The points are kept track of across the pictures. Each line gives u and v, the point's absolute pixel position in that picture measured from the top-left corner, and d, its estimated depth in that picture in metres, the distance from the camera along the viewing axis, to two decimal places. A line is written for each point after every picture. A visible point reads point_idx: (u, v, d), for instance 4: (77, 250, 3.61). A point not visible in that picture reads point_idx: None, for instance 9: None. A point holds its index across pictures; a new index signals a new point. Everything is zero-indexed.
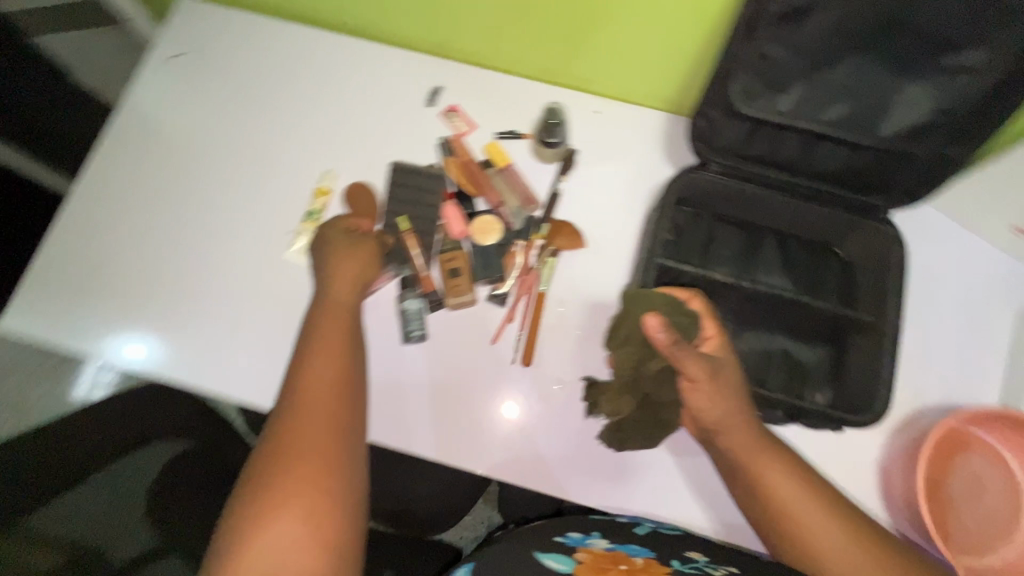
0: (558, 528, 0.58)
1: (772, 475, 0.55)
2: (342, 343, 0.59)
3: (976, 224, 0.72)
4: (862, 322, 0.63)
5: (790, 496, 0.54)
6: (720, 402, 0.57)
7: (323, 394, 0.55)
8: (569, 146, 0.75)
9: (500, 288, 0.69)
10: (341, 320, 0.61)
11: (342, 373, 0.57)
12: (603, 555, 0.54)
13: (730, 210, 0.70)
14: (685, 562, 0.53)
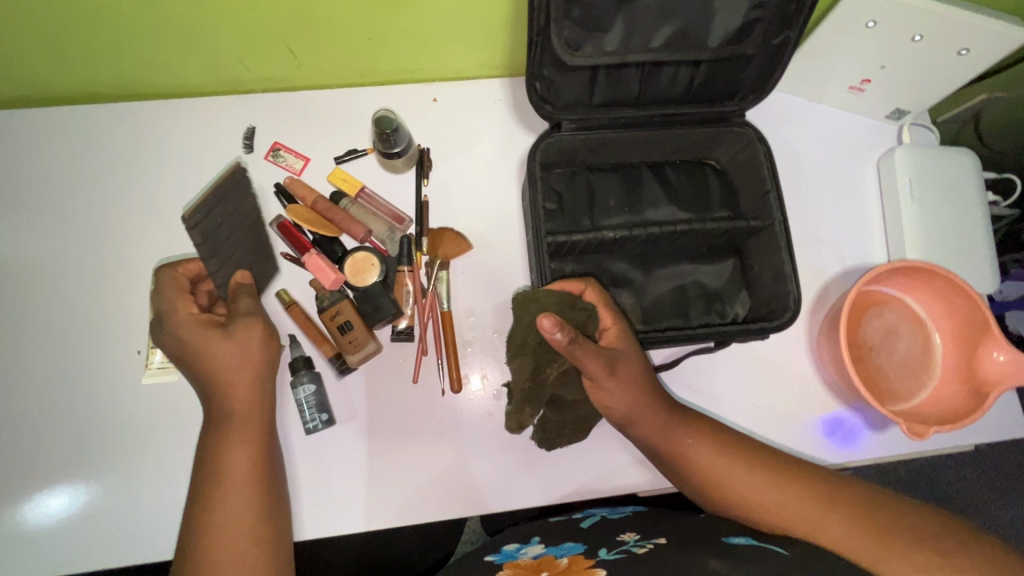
0: (491, 550, 0.60)
1: (685, 448, 0.56)
2: (258, 466, 0.52)
3: (820, 95, 0.74)
4: (755, 227, 0.64)
5: (711, 465, 0.55)
6: (622, 397, 0.56)
7: (242, 544, 0.49)
8: (417, 147, 0.68)
9: (401, 324, 0.63)
10: (256, 434, 0.53)
11: (260, 505, 0.51)
12: (526, 564, 0.54)
13: (601, 159, 0.68)
14: (611, 548, 0.54)
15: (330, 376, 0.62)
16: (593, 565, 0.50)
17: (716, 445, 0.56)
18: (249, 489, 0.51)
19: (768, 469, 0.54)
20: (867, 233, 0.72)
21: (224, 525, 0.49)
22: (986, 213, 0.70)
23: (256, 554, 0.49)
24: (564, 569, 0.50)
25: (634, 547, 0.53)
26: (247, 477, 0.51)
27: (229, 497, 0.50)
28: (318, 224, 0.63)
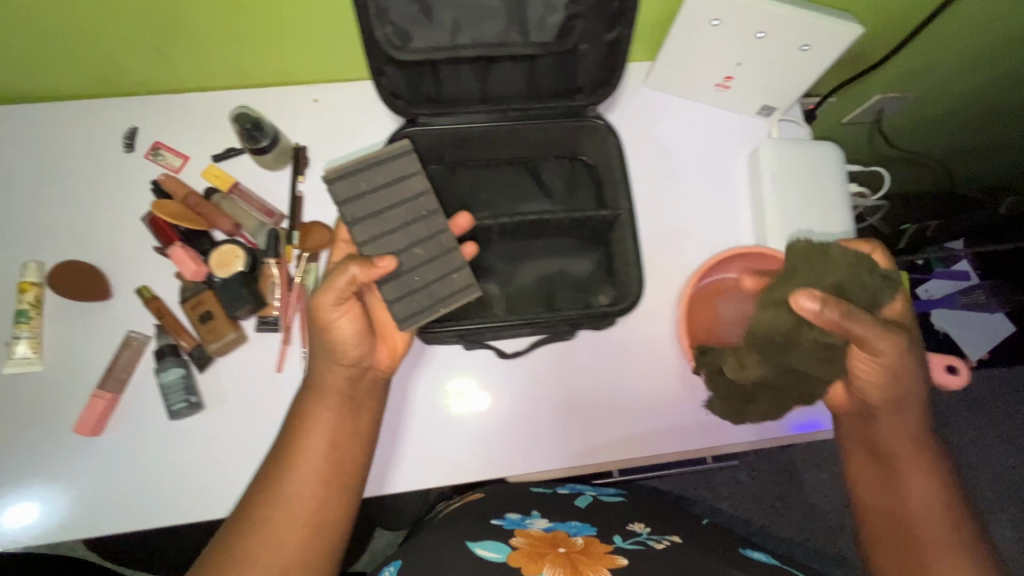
0: (495, 514, 0.63)
1: (910, 482, 0.56)
2: (331, 444, 0.54)
3: (691, 92, 0.76)
4: (610, 219, 0.65)
5: (919, 511, 0.54)
6: (881, 381, 0.56)
7: (298, 527, 0.51)
8: (293, 145, 0.70)
9: (268, 315, 0.65)
10: (329, 428, 0.55)
11: (332, 477, 0.54)
12: (540, 537, 0.57)
13: (471, 154, 0.70)
14: (626, 537, 0.58)
15: (197, 363, 0.63)
16: (612, 553, 0.54)
17: (947, 496, 0.54)
18: (319, 458, 0.54)
19: (960, 552, 0.52)
20: (735, 225, 0.75)
21: (292, 482, 0.52)
22: (847, 206, 0.73)
23: (319, 515, 0.52)
24: (583, 550, 0.54)
25: (649, 540, 0.58)
26: (327, 436, 0.54)
27: (301, 454, 0.53)
28: (185, 217, 0.65)
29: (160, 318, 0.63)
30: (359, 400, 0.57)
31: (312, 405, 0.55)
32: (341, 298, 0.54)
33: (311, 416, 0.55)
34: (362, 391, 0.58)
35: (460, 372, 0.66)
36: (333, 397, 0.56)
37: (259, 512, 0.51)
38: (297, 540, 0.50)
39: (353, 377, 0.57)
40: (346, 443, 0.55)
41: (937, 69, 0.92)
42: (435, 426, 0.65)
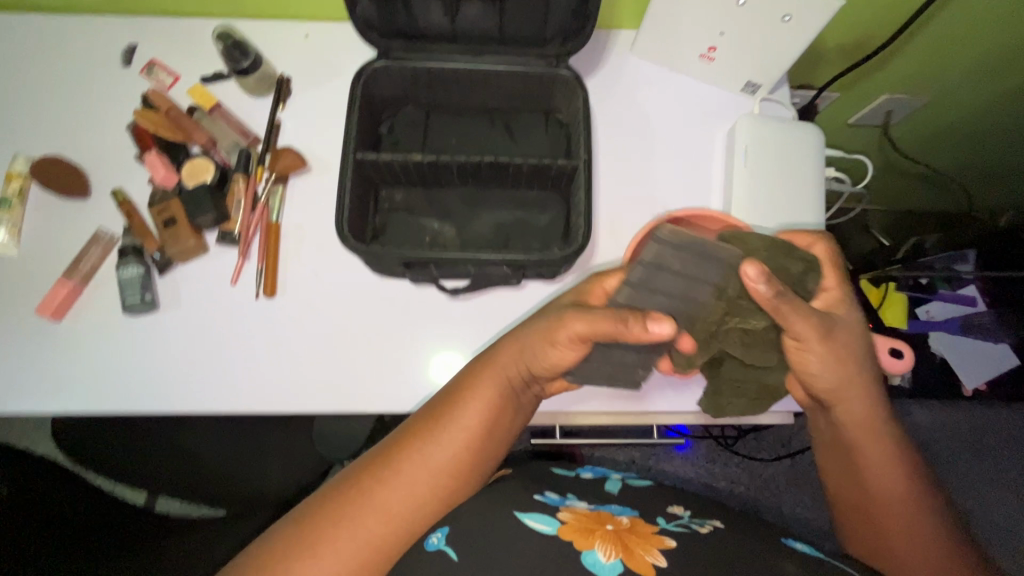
0: (537, 492, 0.62)
1: (869, 458, 0.58)
2: (483, 423, 0.55)
3: (675, 64, 0.76)
4: (568, 169, 0.66)
5: (882, 484, 0.58)
6: (831, 365, 0.55)
7: (417, 502, 0.53)
8: (277, 74, 0.73)
9: (229, 228, 0.67)
10: (489, 400, 0.56)
11: (461, 468, 0.54)
12: (585, 514, 0.56)
13: (447, 99, 0.71)
14: (669, 519, 0.58)
15: (158, 264, 0.66)
16: (658, 532, 0.54)
17: (899, 462, 0.58)
18: (455, 453, 0.54)
19: (913, 507, 0.57)
20: (706, 199, 0.74)
21: (412, 468, 0.53)
22: (819, 189, 0.71)
23: (434, 504, 0.53)
24: (630, 529, 0.54)
25: (693, 523, 0.57)
26: (466, 429, 0.55)
27: (437, 441, 0.54)
28: (165, 128, 0.68)
29: (129, 219, 0.67)
30: (517, 395, 0.58)
31: (474, 383, 0.56)
32: (585, 333, 0.53)
33: (468, 399, 0.55)
34: (523, 391, 0.59)
35: (405, 308, 0.67)
36: (501, 379, 0.56)
37: (371, 491, 0.52)
38: (401, 515, 0.52)
39: (529, 376, 0.57)
40: (483, 441, 0.55)
41: (947, 70, 0.89)
42: (374, 357, 0.66)
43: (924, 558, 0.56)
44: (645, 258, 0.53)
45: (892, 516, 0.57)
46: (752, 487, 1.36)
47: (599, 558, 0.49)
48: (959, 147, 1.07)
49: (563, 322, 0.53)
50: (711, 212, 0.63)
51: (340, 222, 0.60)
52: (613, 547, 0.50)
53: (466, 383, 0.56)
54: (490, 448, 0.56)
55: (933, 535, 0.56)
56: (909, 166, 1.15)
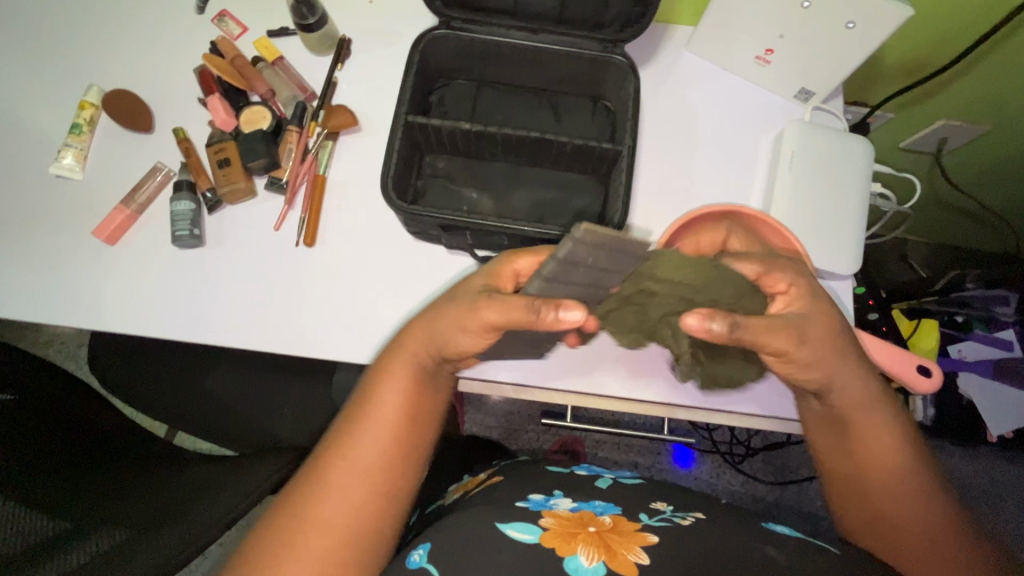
0: (518, 496, 0.63)
1: (865, 428, 0.57)
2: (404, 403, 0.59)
3: (731, 63, 0.76)
4: (611, 153, 0.66)
5: (879, 456, 0.57)
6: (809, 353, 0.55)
7: (362, 490, 0.56)
8: (339, 35, 0.75)
9: (278, 176, 0.70)
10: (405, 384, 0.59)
11: (393, 456, 0.58)
12: (568, 517, 0.57)
13: (499, 74, 0.73)
14: (652, 515, 0.58)
15: (210, 202, 0.69)
16: (641, 529, 0.55)
17: (894, 432, 0.57)
18: (378, 446, 0.57)
19: (913, 478, 0.56)
20: (745, 202, 0.73)
21: (342, 478, 0.56)
22: (864, 203, 0.70)
23: (371, 503, 0.56)
24: (613, 528, 0.54)
25: (675, 517, 0.58)
26: (384, 423, 0.58)
27: (363, 437, 0.58)
28: (229, 74, 0.72)
29: (187, 158, 0.70)
30: (433, 378, 0.61)
31: (384, 377, 0.59)
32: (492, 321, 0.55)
33: (379, 393, 0.59)
34: (441, 372, 0.62)
35: (434, 272, 0.69)
36: (407, 369, 0.59)
37: (317, 488, 0.55)
38: (340, 525, 0.54)
39: (436, 361, 0.60)
40: (404, 430, 0.59)
41: (1011, 102, 0.86)
42: (399, 316, 0.68)
43: (926, 521, 0.55)
44: (560, 254, 0.50)
45: (897, 493, 0.56)
46: (754, 509, 1.34)
47: (581, 562, 0.49)
48: (1015, 185, 1.03)
49: (473, 309, 0.55)
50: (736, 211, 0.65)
51: (386, 181, 0.62)
52: (595, 550, 0.51)
53: (377, 378, 0.60)
54: (417, 432, 0.60)
55: (938, 509, 0.55)
56: (959, 198, 1.12)
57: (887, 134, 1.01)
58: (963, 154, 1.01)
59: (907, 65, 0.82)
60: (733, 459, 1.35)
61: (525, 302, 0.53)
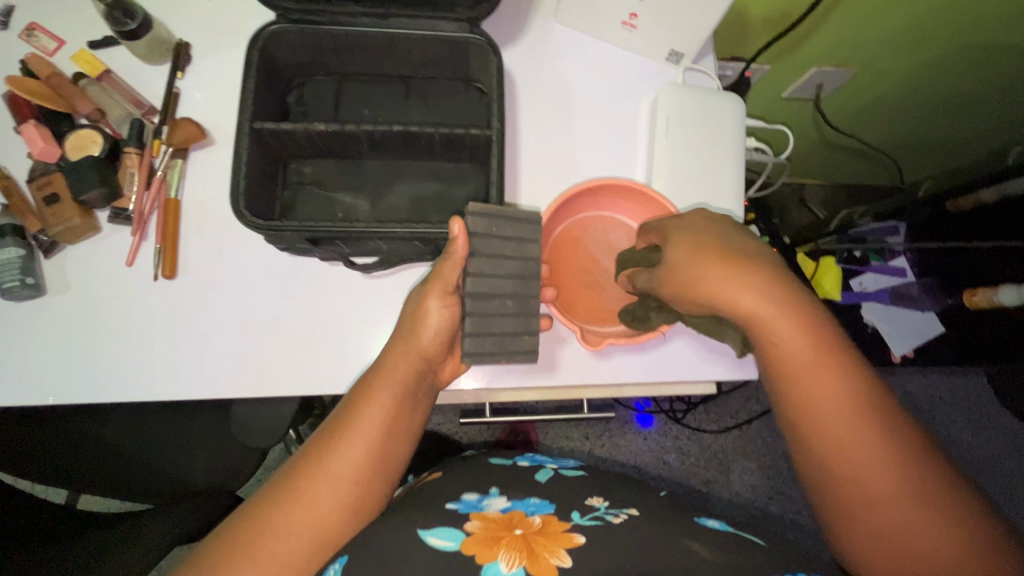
0: (451, 497, 0.58)
1: (798, 371, 0.49)
2: (382, 429, 0.55)
3: (599, 31, 0.74)
4: (482, 138, 0.63)
5: (824, 407, 0.48)
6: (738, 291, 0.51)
7: (328, 511, 0.51)
8: (174, 39, 0.67)
9: (122, 206, 0.63)
10: (387, 404, 0.55)
11: (365, 478, 0.53)
12: (496, 519, 0.53)
13: (358, 66, 0.68)
14: (584, 512, 0.55)
15: (45, 243, 0.62)
16: (569, 530, 0.51)
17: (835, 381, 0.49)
18: (356, 459, 0.53)
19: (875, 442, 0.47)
20: (629, 172, 0.73)
21: (313, 489, 0.51)
22: (742, 159, 0.72)
23: (338, 518, 0.51)
24: (540, 530, 0.50)
25: (608, 514, 0.54)
26: (367, 436, 0.54)
27: (342, 450, 0.53)
28: (42, 95, 0.63)
29: (8, 198, 0.62)
30: (418, 394, 0.58)
31: (371, 390, 0.55)
32: (446, 289, 0.57)
33: (362, 405, 0.54)
34: (423, 389, 0.59)
35: (315, 287, 0.65)
36: (395, 381, 0.56)
37: (267, 517, 0.50)
38: (303, 536, 0.50)
39: (423, 370, 0.58)
40: (383, 444, 0.55)
41: (869, 45, 0.89)
42: (284, 339, 0.64)
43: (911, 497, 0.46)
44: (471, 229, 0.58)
45: (864, 455, 0.47)
46: (701, 458, 1.39)
47: (499, 569, 0.45)
48: (889, 122, 1.08)
49: (425, 291, 0.57)
50: (624, 180, 0.65)
51: (236, 200, 0.57)
52: (516, 555, 0.47)
53: (363, 390, 0.56)
54: (395, 450, 0.56)
55: (914, 463, 0.46)
56: (842, 140, 1.17)
57: (769, 85, 1.03)
58: (839, 98, 1.05)
59: (773, 14, 0.83)
60: (675, 415, 1.40)
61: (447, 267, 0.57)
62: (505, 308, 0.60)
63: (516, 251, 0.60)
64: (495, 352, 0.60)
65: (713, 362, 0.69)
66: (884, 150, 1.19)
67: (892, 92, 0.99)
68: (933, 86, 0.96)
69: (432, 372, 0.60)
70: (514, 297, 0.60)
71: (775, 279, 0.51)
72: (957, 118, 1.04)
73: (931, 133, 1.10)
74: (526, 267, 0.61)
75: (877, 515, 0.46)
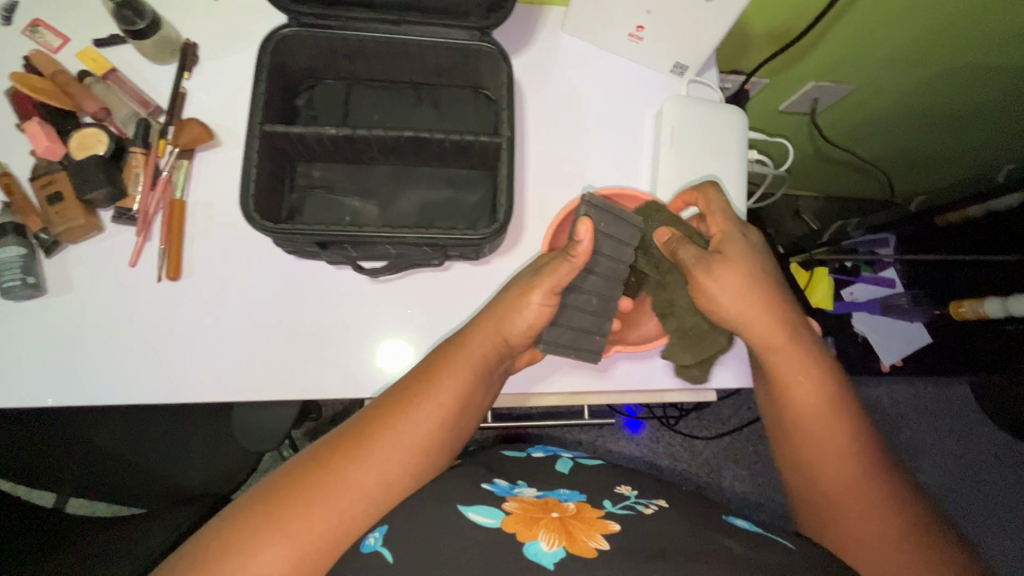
0: (484, 478, 0.56)
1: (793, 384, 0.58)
2: (460, 401, 0.56)
3: (605, 43, 0.74)
4: (492, 146, 0.64)
5: (805, 420, 0.57)
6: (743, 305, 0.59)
7: (392, 468, 0.52)
8: (182, 39, 0.67)
9: (126, 207, 0.62)
10: (466, 379, 0.57)
11: (433, 446, 0.55)
12: (532, 502, 0.52)
13: (368, 71, 0.68)
14: (615, 502, 0.54)
15: (47, 242, 0.61)
16: (604, 517, 0.50)
17: (824, 394, 0.57)
18: (429, 429, 0.54)
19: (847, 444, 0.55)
20: (635, 182, 0.74)
21: (386, 450, 0.52)
22: (744, 171, 0.73)
23: (404, 481, 0.53)
24: (575, 514, 0.50)
25: (638, 505, 0.54)
26: (442, 408, 0.55)
27: (419, 415, 0.54)
28: (47, 92, 0.62)
29: (9, 196, 0.62)
30: (492, 377, 0.59)
31: (453, 363, 0.57)
32: (552, 291, 0.58)
33: (441, 377, 0.56)
34: (498, 370, 0.60)
35: (324, 290, 0.65)
36: (475, 358, 0.58)
37: (334, 464, 0.51)
38: (360, 488, 0.50)
39: (501, 356, 0.60)
40: (455, 418, 0.56)
41: (865, 62, 0.91)
42: (291, 343, 0.63)
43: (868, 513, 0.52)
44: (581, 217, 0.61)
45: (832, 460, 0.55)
46: (693, 465, 1.40)
47: (541, 547, 0.45)
48: (881, 136, 1.11)
49: (530, 284, 0.59)
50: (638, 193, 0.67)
51: (246, 202, 0.57)
52: (556, 535, 0.46)
53: (442, 361, 0.57)
54: (461, 424, 0.57)
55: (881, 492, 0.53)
56: (836, 153, 1.20)
57: (767, 99, 1.05)
58: (834, 113, 1.07)
59: (775, 29, 0.85)
60: (668, 421, 1.41)
61: (566, 268, 0.57)
62: (591, 305, 0.63)
63: (615, 254, 0.64)
64: (568, 346, 0.63)
65: (717, 368, 0.69)
66: (876, 163, 1.21)
67: (885, 108, 1.02)
68: (924, 103, 0.98)
69: (511, 356, 0.62)
70: (599, 296, 0.64)
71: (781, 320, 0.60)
72: (947, 133, 1.07)
73: (922, 148, 1.13)
74: (617, 271, 0.64)
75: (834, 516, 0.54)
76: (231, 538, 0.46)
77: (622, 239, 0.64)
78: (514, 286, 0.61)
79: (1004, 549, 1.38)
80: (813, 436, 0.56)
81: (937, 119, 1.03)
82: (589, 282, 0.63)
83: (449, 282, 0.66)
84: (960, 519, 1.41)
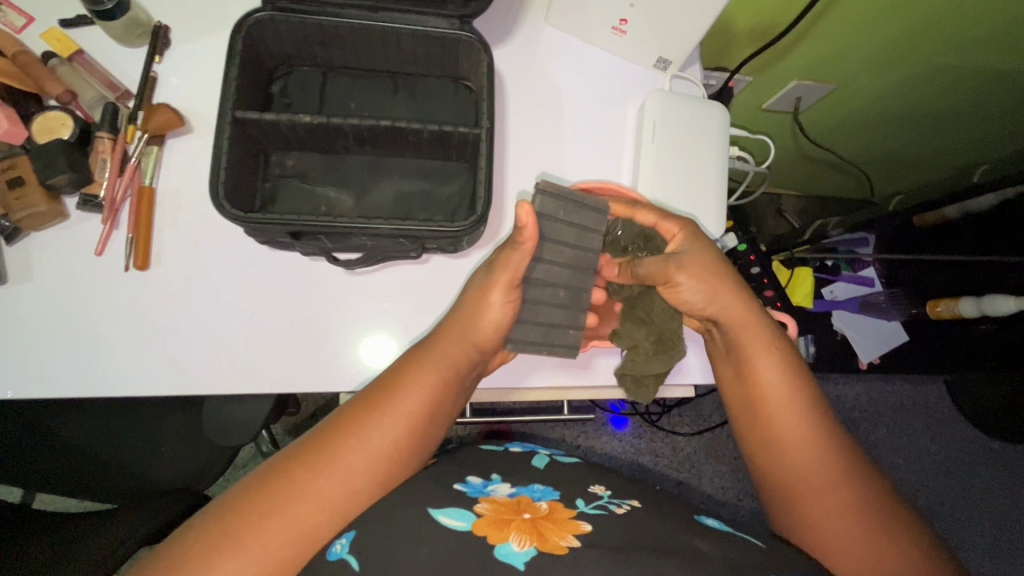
0: (456, 479, 0.55)
1: (779, 416, 0.57)
2: (428, 408, 0.56)
3: (588, 35, 0.74)
4: (471, 137, 0.63)
5: (780, 416, 0.57)
6: (708, 295, 0.61)
7: (359, 474, 0.52)
8: (154, 22, 0.65)
9: (92, 193, 0.61)
10: (433, 385, 0.56)
11: (401, 451, 0.54)
12: (504, 502, 0.51)
13: (345, 58, 0.67)
14: (588, 501, 0.53)
15: (6, 228, 0.59)
16: (576, 517, 0.50)
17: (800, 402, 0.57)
18: (397, 435, 0.54)
19: (823, 467, 0.55)
20: (615, 176, 0.74)
21: (352, 456, 0.52)
22: (723, 167, 0.73)
23: (372, 487, 0.52)
24: (548, 515, 0.49)
25: (610, 504, 0.53)
26: (412, 413, 0.55)
27: (383, 422, 0.54)
28: (8, 74, 0.60)
29: None
30: (462, 382, 0.59)
31: (418, 370, 0.56)
32: (510, 283, 0.58)
33: (409, 385, 0.56)
34: (469, 377, 0.60)
35: (298, 285, 0.63)
36: (444, 365, 0.57)
37: (297, 473, 0.50)
38: (325, 499, 0.50)
39: (472, 361, 0.60)
40: (427, 423, 0.56)
41: (846, 62, 0.91)
42: (263, 336, 0.62)
43: (835, 507, 0.54)
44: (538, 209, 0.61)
45: (801, 456, 0.56)
46: (674, 461, 1.41)
47: (512, 549, 0.44)
48: (865, 136, 1.12)
49: (489, 283, 0.58)
50: (617, 186, 0.66)
51: (215, 190, 0.55)
52: (528, 536, 0.46)
53: (410, 367, 0.57)
54: (433, 429, 0.57)
55: (851, 486, 0.54)
56: (818, 152, 1.21)
57: (749, 97, 1.05)
58: (816, 112, 1.08)
59: (760, 26, 0.85)
60: (650, 418, 1.42)
61: (517, 261, 0.57)
62: (559, 299, 0.64)
63: (590, 248, 0.63)
64: (541, 346, 0.63)
65: (690, 367, 0.70)
66: (856, 163, 1.22)
67: (866, 107, 1.03)
68: (903, 103, 0.99)
69: (484, 362, 0.62)
70: (568, 291, 0.64)
71: (748, 313, 0.61)
72: (926, 134, 1.08)
73: (900, 148, 1.14)
74: (581, 258, 0.64)
75: (806, 507, 0.55)
76: (193, 549, 0.45)
77: (585, 225, 0.63)
78: (468, 290, 0.60)
79: (972, 542, 1.42)
80: (786, 430, 0.57)
81: (917, 119, 1.04)
82: (563, 275, 0.63)
83: (427, 275, 0.65)
84: (932, 514, 1.43)
